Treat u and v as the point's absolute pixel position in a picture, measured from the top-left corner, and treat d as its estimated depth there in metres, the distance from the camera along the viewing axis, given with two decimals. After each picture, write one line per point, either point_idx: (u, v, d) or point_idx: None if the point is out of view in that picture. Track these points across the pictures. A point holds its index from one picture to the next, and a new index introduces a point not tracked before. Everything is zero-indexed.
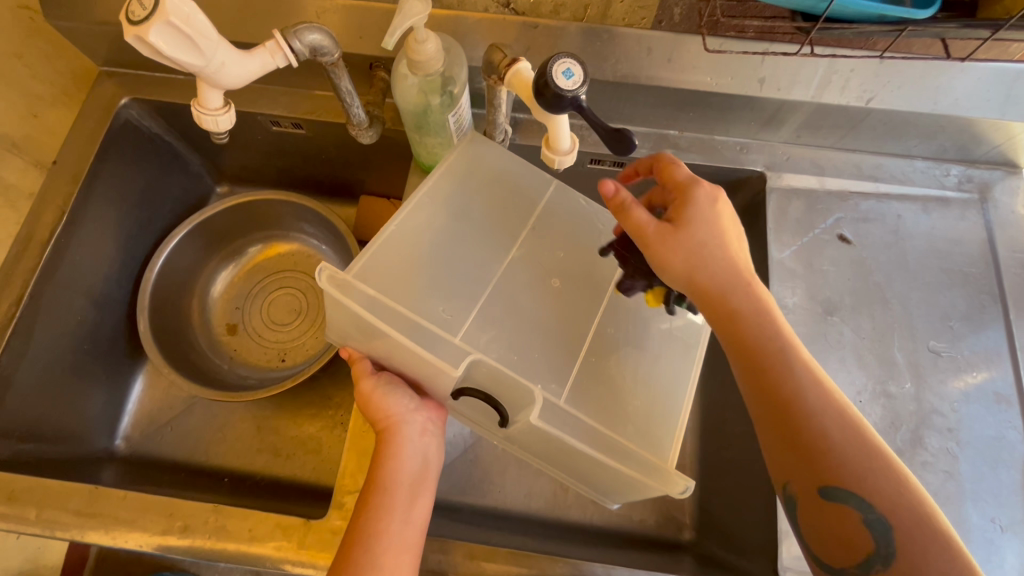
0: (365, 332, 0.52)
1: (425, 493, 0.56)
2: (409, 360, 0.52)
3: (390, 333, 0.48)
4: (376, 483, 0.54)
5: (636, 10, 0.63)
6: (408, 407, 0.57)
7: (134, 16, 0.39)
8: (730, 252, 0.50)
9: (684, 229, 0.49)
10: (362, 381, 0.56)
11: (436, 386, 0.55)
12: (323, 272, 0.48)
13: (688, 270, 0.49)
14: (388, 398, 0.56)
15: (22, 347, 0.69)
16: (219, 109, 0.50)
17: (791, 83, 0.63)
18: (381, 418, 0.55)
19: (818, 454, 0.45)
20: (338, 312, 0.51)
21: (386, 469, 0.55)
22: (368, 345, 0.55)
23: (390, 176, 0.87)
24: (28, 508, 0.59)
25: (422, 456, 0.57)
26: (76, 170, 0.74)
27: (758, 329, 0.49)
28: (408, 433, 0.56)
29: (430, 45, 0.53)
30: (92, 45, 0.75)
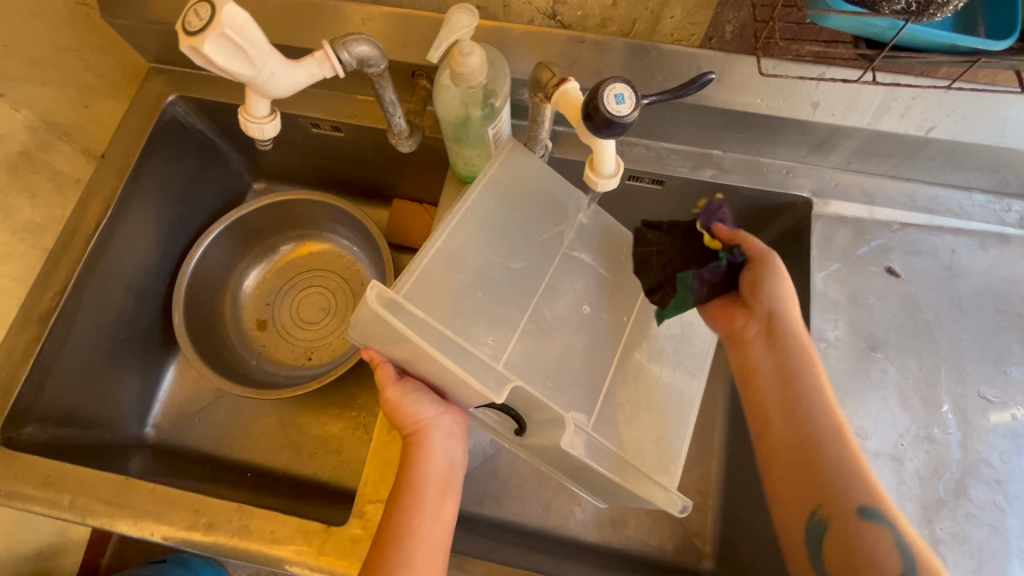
0: (399, 346, 0.52)
1: (453, 493, 0.56)
2: (442, 374, 0.51)
3: (430, 350, 0.47)
4: (405, 486, 0.54)
5: (687, 26, 0.61)
6: (436, 412, 0.56)
7: (190, 26, 0.39)
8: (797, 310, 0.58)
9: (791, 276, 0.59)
10: (388, 389, 0.55)
11: (463, 398, 0.54)
12: (373, 290, 0.46)
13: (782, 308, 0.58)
14: (415, 404, 0.55)
15: (63, 335, 0.71)
16: (266, 117, 0.50)
17: (846, 109, 0.60)
18: (410, 423, 0.55)
19: (848, 474, 0.48)
20: (377, 326, 0.50)
21: (416, 472, 0.55)
22: (394, 352, 0.54)
23: (424, 181, 0.87)
24: (62, 493, 0.61)
25: (451, 456, 0.57)
26: (123, 164, 0.76)
27: (815, 366, 0.55)
28: (437, 435, 0.56)
29: (475, 57, 0.52)
30: (144, 42, 0.76)
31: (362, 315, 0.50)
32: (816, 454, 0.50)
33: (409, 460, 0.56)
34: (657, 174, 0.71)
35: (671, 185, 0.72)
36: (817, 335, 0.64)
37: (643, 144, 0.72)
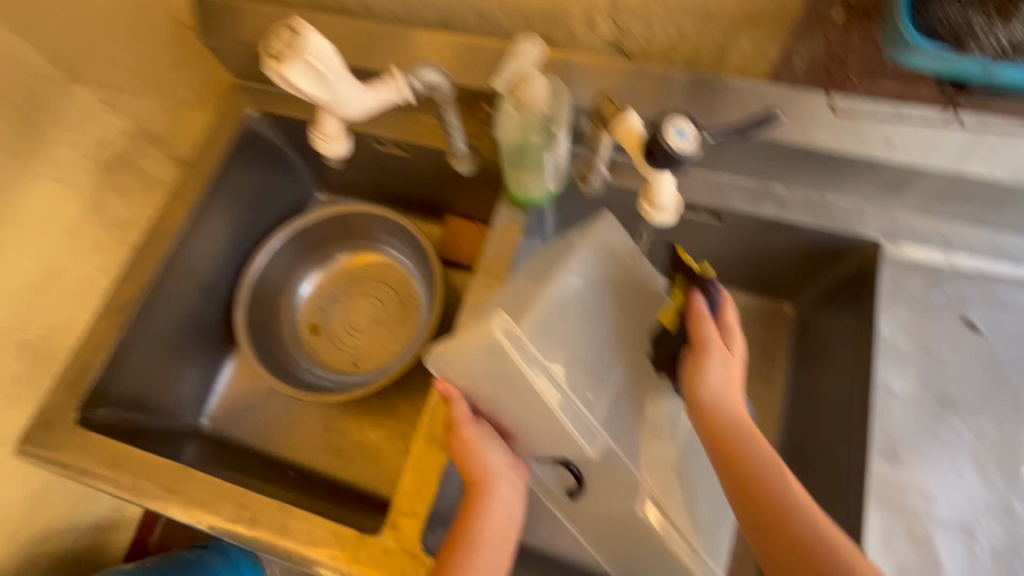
0: (496, 384, 0.53)
1: (509, 548, 0.56)
2: (531, 416, 0.54)
3: (538, 392, 0.52)
4: (463, 533, 0.54)
5: (754, 59, 0.62)
6: (503, 462, 0.57)
7: (278, 53, 0.43)
8: (734, 378, 0.56)
9: (725, 359, 0.56)
10: (464, 427, 0.56)
11: (535, 445, 0.57)
12: (496, 319, 0.51)
13: (716, 394, 0.55)
14: (486, 450, 0.56)
15: (139, 326, 0.77)
16: (337, 137, 0.53)
17: (926, 151, 0.57)
18: (479, 468, 0.56)
19: (810, 550, 0.47)
20: (485, 361, 0.52)
21: (476, 519, 0.55)
22: (486, 393, 0.55)
23: (478, 201, 0.88)
24: (123, 474, 0.65)
25: (511, 511, 0.57)
26: (205, 172, 0.82)
27: (755, 452, 0.52)
28: (501, 487, 0.56)
29: (537, 87, 0.53)
30: (233, 61, 0.83)
31: (472, 351, 0.52)
32: (775, 530, 0.49)
33: (470, 507, 0.56)
34: (714, 206, 0.69)
35: (729, 219, 0.71)
36: (880, 387, 0.60)
37: (700, 174, 0.70)
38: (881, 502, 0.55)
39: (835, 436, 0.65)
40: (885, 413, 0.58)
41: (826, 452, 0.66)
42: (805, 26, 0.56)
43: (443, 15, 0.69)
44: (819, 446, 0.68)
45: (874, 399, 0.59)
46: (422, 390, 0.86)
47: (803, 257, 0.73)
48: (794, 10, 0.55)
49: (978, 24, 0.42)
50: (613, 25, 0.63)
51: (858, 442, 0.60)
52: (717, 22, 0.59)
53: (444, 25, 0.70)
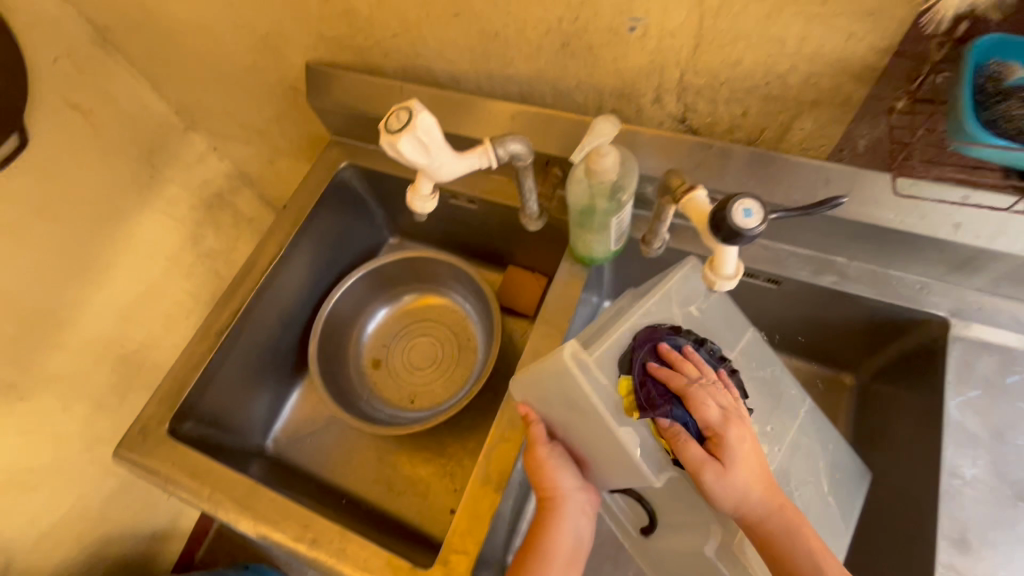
0: (565, 407, 0.56)
1: (577, 564, 0.62)
2: (598, 443, 0.56)
3: (608, 419, 0.53)
4: (534, 549, 0.60)
5: (817, 138, 0.66)
6: (573, 486, 0.61)
7: (391, 126, 0.50)
8: (748, 481, 0.53)
9: (718, 476, 0.53)
10: (538, 448, 0.60)
11: (605, 473, 0.61)
12: (568, 346, 0.51)
13: (734, 504, 0.54)
14: (558, 474, 0.60)
15: (227, 349, 0.85)
16: (427, 195, 0.59)
17: (994, 234, 0.58)
18: (551, 489, 0.60)
19: None
20: (554, 387, 0.54)
21: (548, 536, 0.61)
22: (554, 416, 0.58)
23: (538, 253, 0.94)
24: (203, 485, 0.71)
25: (578, 530, 0.62)
26: (298, 215, 0.92)
27: (795, 544, 0.53)
28: (572, 507, 0.61)
29: (609, 158, 0.59)
30: (332, 120, 0.94)
31: (544, 373, 0.54)
32: None
33: (542, 524, 0.61)
34: (774, 274, 0.71)
35: (788, 286, 0.72)
36: (949, 471, 0.58)
37: (760, 243, 0.73)
38: None
39: (899, 518, 0.63)
40: (954, 499, 0.56)
41: (890, 533, 0.63)
42: (869, 108, 0.59)
43: (523, 88, 0.76)
44: (883, 527, 0.65)
45: (942, 483, 0.57)
46: (473, 430, 0.89)
47: (865, 328, 0.73)
48: (860, 96, 0.58)
49: None
50: (679, 103, 0.68)
51: (924, 526, 0.58)
52: (783, 103, 0.63)
53: (523, 97, 0.78)
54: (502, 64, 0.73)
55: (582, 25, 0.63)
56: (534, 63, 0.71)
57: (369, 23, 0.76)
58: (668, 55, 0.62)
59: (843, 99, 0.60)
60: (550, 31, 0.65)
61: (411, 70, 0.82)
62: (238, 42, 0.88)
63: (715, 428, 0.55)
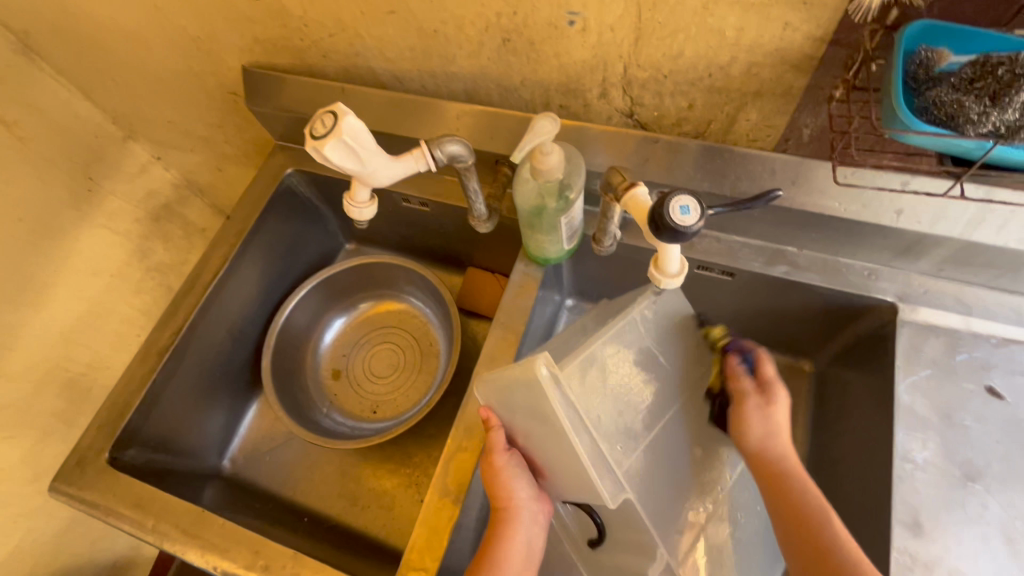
0: (530, 417, 0.54)
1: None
2: (560, 458, 0.54)
3: (571, 439, 0.50)
4: (488, 561, 0.57)
5: (763, 128, 0.65)
6: (528, 495, 0.60)
7: (316, 131, 0.48)
8: (782, 426, 0.61)
9: (760, 406, 0.62)
10: (497, 455, 0.58)
11: (560, 486, 0.58)
12: (542, 358, 0.49)
13: (757, 436, 0.61)
14: (514, 481, 0.59)
15: (172, 370, 0.81)
16: (365, 202, 0.57)
17: (935, 218, 0.59)
18: (506, 497, 0.59)
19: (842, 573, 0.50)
20: (524, 395, 0.52)
21: (502, 551, 0.57)
22: (520, 426, 0.57)
23: (497, 253, 0.92)
24: (147, 516, 0.67)
25: (532, 543, 0.59)
26: (243, 225, 0.88)
27: (799, 486, 0.57)
28: (526, 518, 0.59)
29: (554, 157, 0.57)
30: (275, 125, 0.90)
31: (516, 379, 0.52)
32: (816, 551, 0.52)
33: (496, 535, 0.58)
34: (728, 266, 0.71)
35: (742, 278, 0.72)
36: (901, 455, 0.58)
37: (714, 236, 0.72)
38: None
39: (855, 501, 0.63)
40: (907, 483, 0.57)
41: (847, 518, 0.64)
42: (810, 97, 0.59)
43: (468, 86, 0.74)
44: (842, 512, 0.65)
45: (895, 468, 0.58)
46: (437, 438, 0.87)
47: (821, 316, 0.73)
48: (801, 86, 0.58)
49: (972, 107, 0.45)
50: (625, 97, 0.67)
51: (879, 512, 0.58)
52: (727, 94, 0.63)
53: (470, 96, 0.76)
54: (444, 62, 0.71)
55: (520, 20, 0.61)
56: (476, 61, 0.69)
57: (303, 23, 0.73)
58: (609, 49, 0.61)
59: (784, 89, 0.59)
60: (489, 27, 0.63)
61: (353, 71, 0.80)
62: (168, 46, 0.84)
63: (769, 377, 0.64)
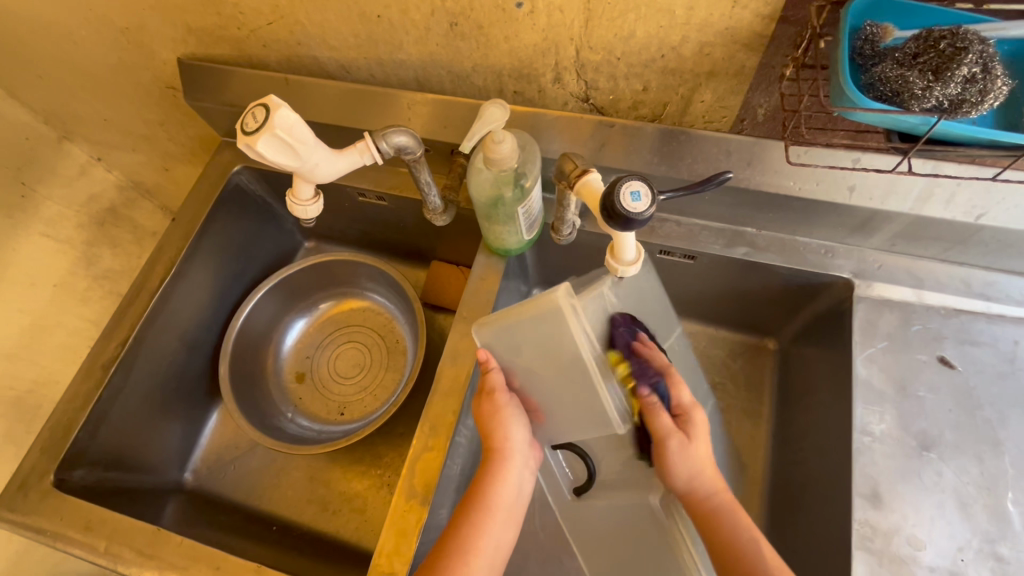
0: (541, 350, 0.56)
1: (517, 519, 0.60)
2: (572, 389, 0.57)
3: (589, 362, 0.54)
4: (477, 501, 0.58)
5: (718, 109, 0.65)
6: (521, 438, 0.61)
7: (247, 127, 0.47)
8: (702, 464, 0.58)
9: (681, 447, 0.58)
10: (498, 395, 0.60)
11: (559, 423, 0.61)
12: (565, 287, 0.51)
13: (684, 477, 0.58)
14: (509, 423, 0.60)
15: (120, 383, 0.77)
16: (309, 200, 0.56)
17: (885, 194, 0.59)
18: (501, 439, 0.60)
19: None
20: (539, 326, 0.54)
21: (494, 486, 0.59)
22: (524, 364, 0.58)
23: (460, 245, 0.89)
24: (99, 538, 0.64)
25: (521, 485, 0.61)
26: (189, 227, 0.83)
27: (733, 524, 0.56)
28: (518, 459, 0.60)
29: (506, 145, 0.55)
30: (218, 120, 0.86)
31: (532, 313, 0.53)
32: None
33: (488, 477, 0.59)
34: (689, 249, 0.71)
35: (704, 261, 0.72)
36: (860, 429, 0.59)
37: (674, 220, 0.72)
38: (866, 549, 0.54)
39: (817, 475, 0.64)
40: (866, 456, 0.58)
41: (811, 491, 0.65)
42: (761, 77, 0.58)
43: (418, 74, 0.71)
44: (807, 487, 0.66)
45: (854, 442, 0.59)
46: (407, 436, 0.85)
47: (782, 294, 0.73)
48: (752, 66, 0.58)
49: (916, 81, 0.44)
50: (579, 81, 0.66)
51: (840, 485, 0.59)
52: (680, 76, 0.62)
53: (421, 83, 0.73)
54: (392, 49, 0.68)
55: (466, 3, 0.59)
56: (424, 47, 0.66)
57: (238, 11, 0.69)
58: (559, 32, 0.59)
59: (736, 69, 0.59)
60: (434, 11, 0.61)
61: (297, 60, 0.76)
62: (94, 39, 0.78)
63: (683, 409, 0.59)
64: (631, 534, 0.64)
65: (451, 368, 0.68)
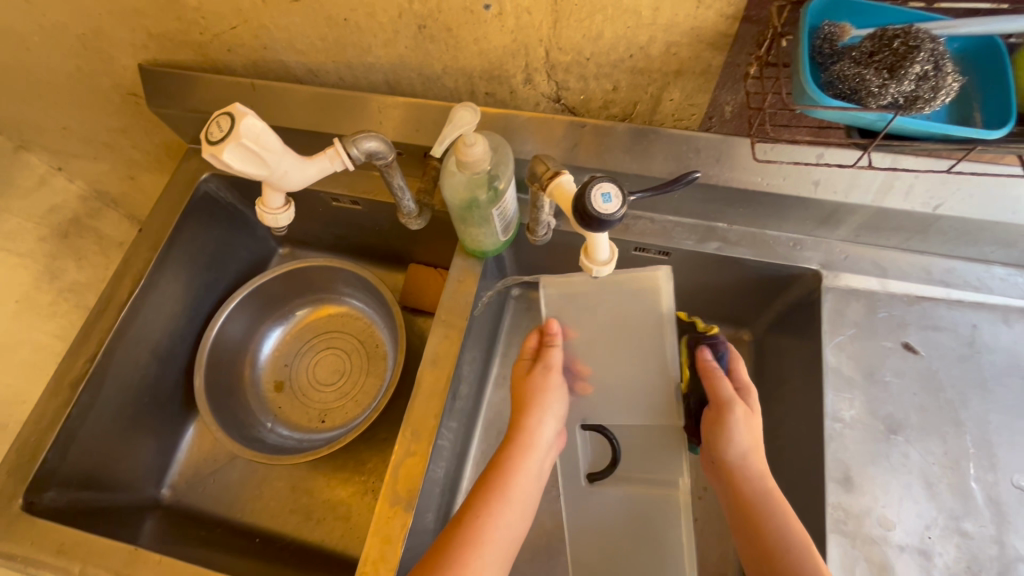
0: (616, 324, 0.68)
1: (529, 514, 0.59)
2: (642, 359, 0.68)
3: (669, 336, 0.66)
4: (493, 485, 0.57)
5: (687, 107, 0.66)
6: (554, 419, 0.64)
7: (212, 136, 0.46)
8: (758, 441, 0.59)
9: (746, 417, 0.60)
10: (552, 371, 0.66)
11: (605, 402, 0.69)
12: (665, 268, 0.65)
13: (742, 450, 0.59)
14: (548, 400, 0.64)
15: (90, 400, 0.75)
16: (280, 208, 0.56)
17: (848, 187, 0.61)
18: (534, 421, 0.62)
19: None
20: (621, 302, 0.67)
21: (516, 473, 0.59)
22: (592, 339, 0.69)
23: (438, 247, 0.89)
24: (73, 561, 0.62)
25: (540, 471, 0.62)
26: (157, 237, 0.81)
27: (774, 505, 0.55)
28: (541, 450, 0.62)
29: (478, 147, 0.55)
30: (184, 127, 0.84)
31: (631, 284, 0.66)
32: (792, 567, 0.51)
33: (505, 461, 0.59)
34: (663, 246, 0.72)
35: (677, 256, 0.73)
36: (831, 416, 0.61)
37: (647, 217, 0.73)
38: (840, 532, 0.56)
39: (792, 462, 0.66)
40: (837, 441, 0.60)
41: (787, 477, 0.67)
42: (727, 75, 0.60)
43: (388, 77, 0.71)
44: (783, 474, 0.68)
45: (826, 428, 0.61)
46: (390, 441, 0.84)
47: (754, 286, 0.75)
48: (718, 64, 0.59)
49: (873, 79, 0.45)
50: (550, 82, 0.66)
51: (814, 471, 0.61)
52: (649, 75, 0.62)
53: (391, 86, 0.73)
54: (360, 52, 0.67)
55: (433, 5, 0.58)
56: (393, 50, 0.66)
57: (200, 15, 0.67)
58: (528, 33, 0.59)
59: (703, 68, 0.60)
60: (402, 14, 0.60)
61: (263, 64, 0.74)
62: (49, 46, 0.76)
63: (748, 389, 0.63)
64: (640, 522, 0.67)
65: (432, 371, 0.67)
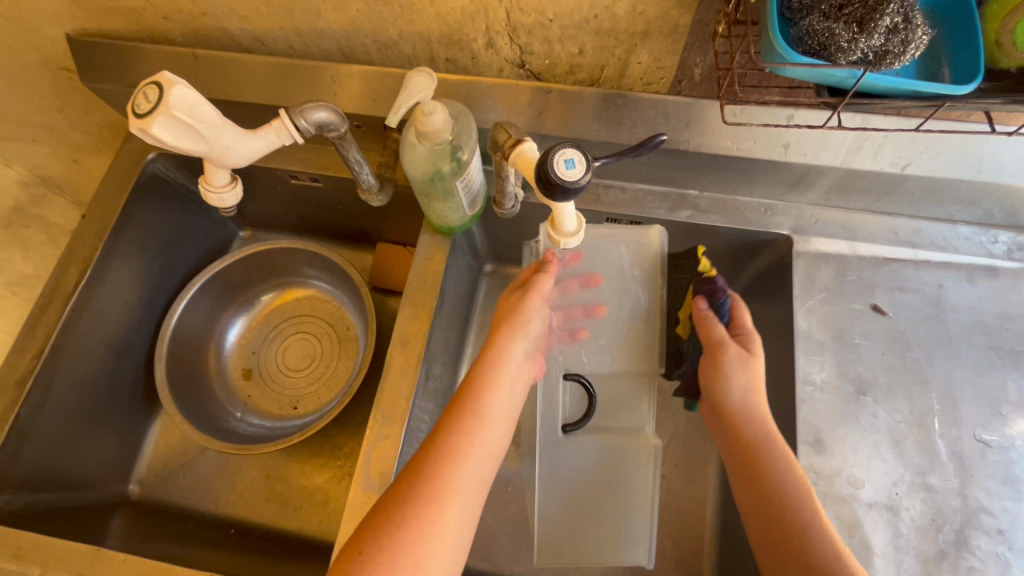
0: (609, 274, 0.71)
1: (505, 429, 0.56)
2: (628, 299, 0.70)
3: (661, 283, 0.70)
4: (466, 407, 0.54)
5: (655, 70, 0.64)
6: (530, 334, 0.62)
7: (139, 108, 0.43)
8: (754, 378, 0.60)
9: (739, 358, 0.61)
10: (533, 295, 0.62)
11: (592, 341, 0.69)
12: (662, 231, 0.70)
13: (743, 389, 0.60)
14: (524, 316, 0.61)
15: (40, 398, 0.71)
16: (225, 187, 0.53)
17: (817, 149, 0.60)
18: (506, 337, 0.59)
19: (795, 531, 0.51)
20: (613, 255, 0.71)
21: (488, 390, 0.56)
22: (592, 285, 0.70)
23: (406, 225, 0.86)
24: (32, 566, 0.60)
25: (514, 392, 0.59)
26: (103, 224, 0.76)
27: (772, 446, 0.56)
28: (512, 367, 0.59)
29: (438, 116, 0.52)
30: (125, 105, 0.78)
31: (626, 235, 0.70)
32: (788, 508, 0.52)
33: (477, 378, 0.57)
34: (635, 216, 0.70)
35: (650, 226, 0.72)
36: (803, 379, 0.62)
37: (618, 186, 0.72)
38: None
39: None
40: (809, 405, 0.61)
41: None
42: (696, 35, 0.57)
43: (342, 44, 0.67)
44: None
45: (797, 391, 0.61)
46: (364, 424, 0.83)
47: (726, 254, 0.74)
48: (687, 24, 0.56)
49: (842, 33, 0.44)
50: (512, 46, 0.63)
51: (787, 436, 0.62)
52: (615, 37, 0.60)
53: (346, 54, 0.69)
54: (308, 17, 0.63)
55: None
56: (344, 15, 0.62)
57: None
58: None
59: (670, 28, 0.57)
60: None
61: (205, 33, 0.69)
62: None
63: (746, 329, 0.64)
64: (609, 478, 0.67)
65: (401, 353, 0.65)
